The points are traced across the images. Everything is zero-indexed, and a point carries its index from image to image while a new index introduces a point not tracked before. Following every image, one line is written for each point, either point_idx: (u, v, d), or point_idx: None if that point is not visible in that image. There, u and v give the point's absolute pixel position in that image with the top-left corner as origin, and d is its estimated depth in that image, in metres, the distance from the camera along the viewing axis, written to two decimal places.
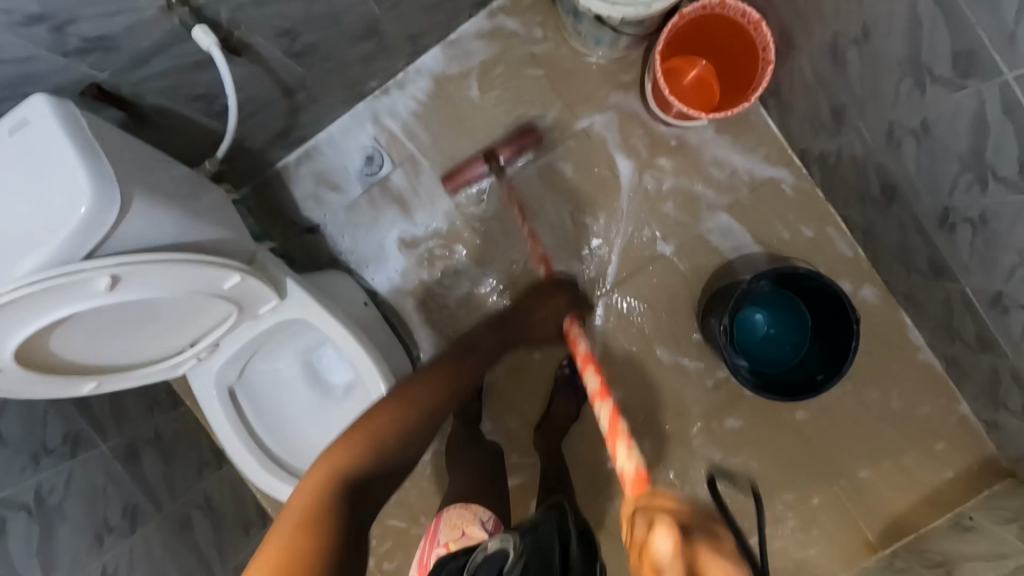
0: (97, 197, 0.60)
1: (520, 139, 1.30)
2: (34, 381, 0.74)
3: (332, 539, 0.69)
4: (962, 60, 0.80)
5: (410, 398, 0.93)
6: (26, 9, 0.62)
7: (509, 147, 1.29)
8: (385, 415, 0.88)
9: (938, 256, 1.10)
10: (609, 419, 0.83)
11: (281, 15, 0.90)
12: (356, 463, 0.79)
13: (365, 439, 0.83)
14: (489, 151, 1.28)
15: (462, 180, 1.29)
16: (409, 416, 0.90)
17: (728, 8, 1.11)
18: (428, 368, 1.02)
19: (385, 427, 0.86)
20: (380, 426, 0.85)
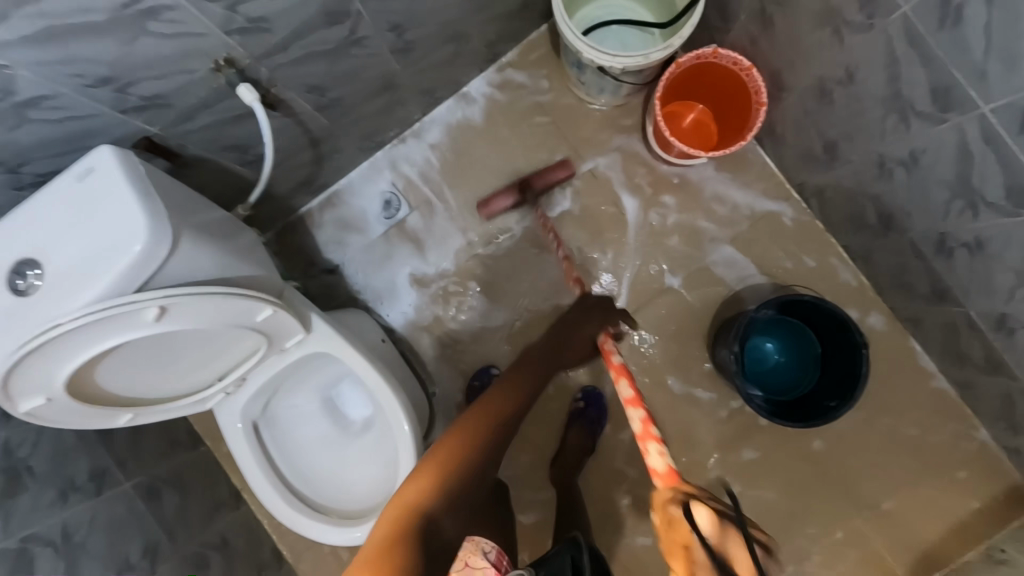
0: (151, 233, 0.66)
1: (556, 171, 1.37)
2: (79, 411, 0.77)
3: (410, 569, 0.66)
4: (940, 96, 0.86)
5: (483, 418, 0.89)
6: (96, 72, 0.69)
7: (544, 176, 1.36)
8: (459, 439, 0.85)
9: (939, 281, 1.13)
10: (639, 423, 0.85)
11: (311, 74, 0.99)
12: (432, 496, 0.76)
13: (440, 468, 0.80)
14: (524, 183, 1.36)
15: (496, 209, 1.36)
16: (482, 436, 0.86)
17: (720, 58, 1.19)
18: (504, 385, 0.99)
19: (461, 453, 0.82)
20: (458, 457, 0.82)
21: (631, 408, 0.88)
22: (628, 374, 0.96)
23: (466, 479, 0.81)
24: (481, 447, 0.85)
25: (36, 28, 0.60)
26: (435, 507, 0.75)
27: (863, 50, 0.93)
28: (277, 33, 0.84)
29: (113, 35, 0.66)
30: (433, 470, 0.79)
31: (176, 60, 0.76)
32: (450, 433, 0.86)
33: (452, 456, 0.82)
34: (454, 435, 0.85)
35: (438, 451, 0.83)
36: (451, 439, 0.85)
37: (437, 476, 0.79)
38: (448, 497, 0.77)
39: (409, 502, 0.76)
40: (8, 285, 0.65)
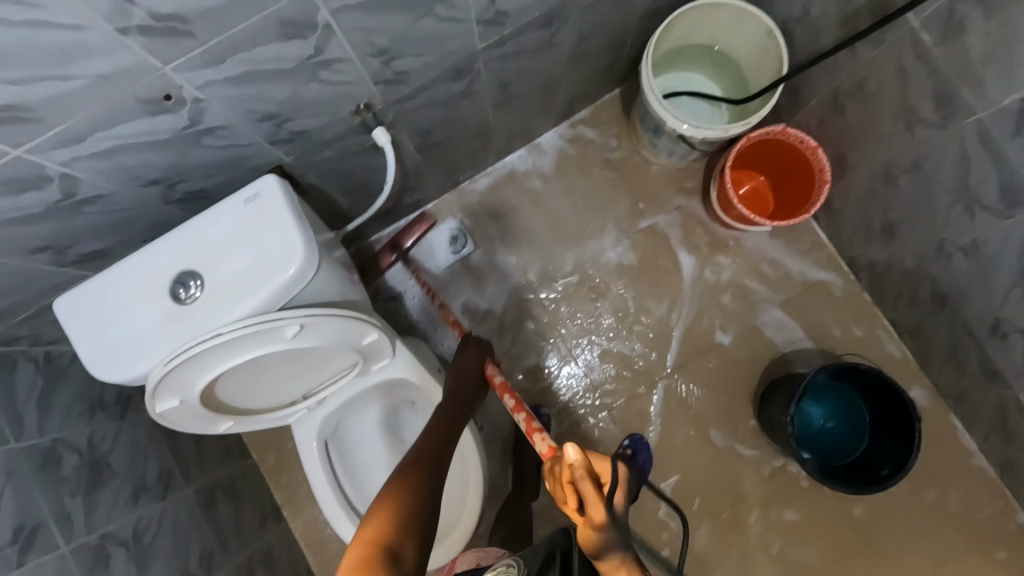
0: (305, 259, 0.72)
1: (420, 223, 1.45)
2: (199, 413, 0.82)
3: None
4: (1009, 193, 0.94)
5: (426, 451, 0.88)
6: (266, 109, 0.77)
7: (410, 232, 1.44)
8: (412, 472, 0.80)
9: (990, 362, 1.18)
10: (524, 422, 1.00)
11: (425, 119, 1.07)
12: (396, 531, 0.70)
13: (400, 495, 0.75)
14: (393, 242, 1.43)
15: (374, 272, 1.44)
16: (427, 468, 0.82)
17: (789, 136, 1.28)
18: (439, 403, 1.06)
19: (420, 476, 0.80)
20: (412, 485, 0.77)
21: (516, 414, 1.04)
22: (510, 391, 1.10)
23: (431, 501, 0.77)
24: (429, 475, 0.81)
25: (239, 71, 0.68)
26: (399, 541, 0.69)
27: (934, 144, 1.02)
28: (413, 83, 0.93)
29: (292, 80, 0.75)
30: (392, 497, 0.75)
31: (329, 102, 0.84)
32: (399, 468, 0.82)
33: (409, 478, 0.79)
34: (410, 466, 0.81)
35: (395, 480, 0.79)
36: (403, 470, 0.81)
37: (396, 503, 0.73)
38: (411, 527, 0.71)
39: (372, 538, 0.68)
40: (171, 292, 0.71)
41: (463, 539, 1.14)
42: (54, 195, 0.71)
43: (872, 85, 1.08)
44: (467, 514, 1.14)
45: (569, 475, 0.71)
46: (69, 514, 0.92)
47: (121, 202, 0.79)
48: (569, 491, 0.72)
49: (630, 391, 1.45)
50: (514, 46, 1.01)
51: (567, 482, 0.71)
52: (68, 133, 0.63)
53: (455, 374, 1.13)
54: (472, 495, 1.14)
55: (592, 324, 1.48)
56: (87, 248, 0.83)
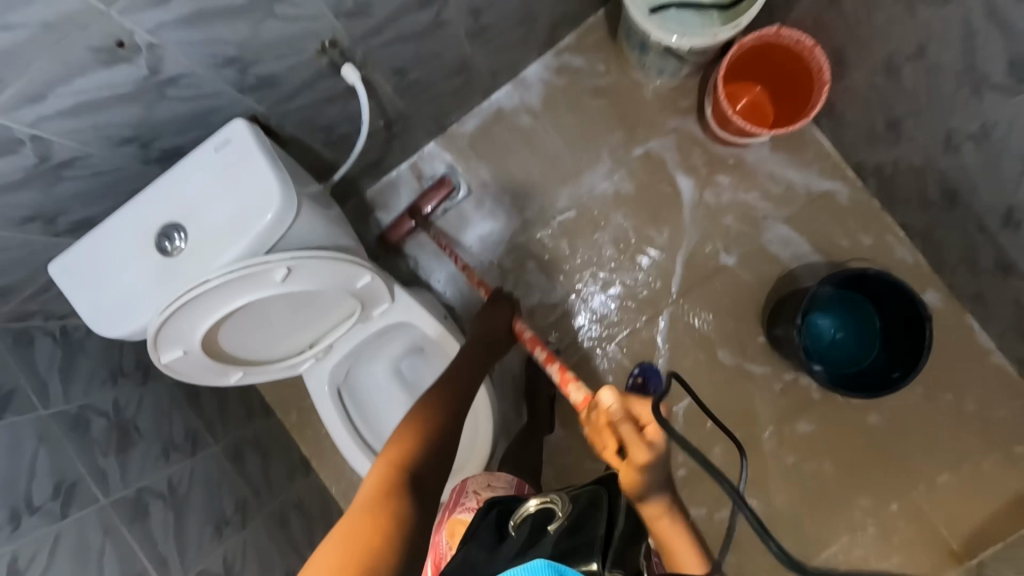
0: (283, 202, 0.72)
1: (438, 189, 1.41)
2: (204, 363, 0.85)
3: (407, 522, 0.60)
4: (1017, 67, 0.88)
5: (450, 393, 0.87)
6: (227, 53, 0.76)
7: (430, 198, 1.40)
8: (428, 410, 0.80)
9: (1004, 255, 1.15)
10: (558, 374, 1.03)
11: (398, 56, 1.04)
12: (418, 459, 0.70)
13: (422, 423, 0.76)
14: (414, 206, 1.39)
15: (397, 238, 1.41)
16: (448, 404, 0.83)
17: (784, 37, 1.20)
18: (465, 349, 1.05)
19: (441, 415, 0.80)
20: (435, 420, 0.79)
21: (550, 365, 1.07)
22: (543, 346, 1.12)
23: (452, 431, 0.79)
24: (450, 410, 0.82)
25: (188, 10, 0.66)
26: (418, 468, 0.69)
27: (937, 24, 0.95)
28: (377, 15, 0.89)
29: (248, 18, 0.73)
30: (417, 428, 0.76)
31: (293, 42, 0.82)
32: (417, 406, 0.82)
33: (431, 418, 0.79)
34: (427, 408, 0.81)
35: (412, 419, 0.78)
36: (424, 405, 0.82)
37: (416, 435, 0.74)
38: (437, 460, 0.72)
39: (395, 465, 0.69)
40: (157, 246, 0.72)
41: (477, 469, 1.19)
42: (31, 160, 0.71)
43: None
44: (481, 446, 1.19)
45: (607, 418, 0.74)
46: (103, 471, 0.97)
47: (99, 165, 0.79)
48: (607, 434, 0.74)
49: (636, 321, 1.45)
50: None
51: (603, 425, 0.74)
52: (28, 91, 0.63)
53: (482, 326, 1.13)
54: (484, 428, 1.19)
55: (593, 257, 1.46)
56: (77, 216, 0.84)
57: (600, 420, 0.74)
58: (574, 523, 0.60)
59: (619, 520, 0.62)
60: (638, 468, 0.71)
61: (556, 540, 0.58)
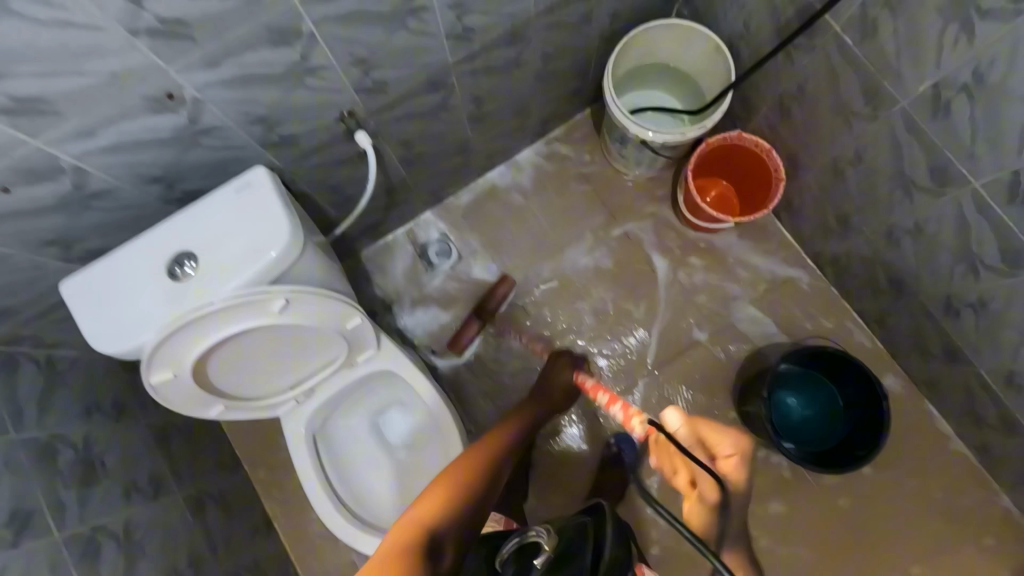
0: (291, 239, 0.79)
1: (500, 288, 1.51)
2: (189, 390, 0.87)
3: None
4: (936, 174, 1.02)
5: (475, 459, 0.95)
6: (258, 112, 0.87)
7: (493, 297, 1.50)
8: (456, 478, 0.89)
9: (950, 342, 1.24)
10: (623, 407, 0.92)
11: (406, 130, 1.17)
12: (440, 520, 0.79)
13: (446, 491, 0.85)
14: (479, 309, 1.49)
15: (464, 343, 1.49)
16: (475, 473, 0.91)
17: (744, 140, 1.38)
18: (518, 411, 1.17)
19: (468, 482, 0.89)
20: (457, 488, 0.87)
21: (610, 407, 0.96)
22: (607, 388, 1.03)
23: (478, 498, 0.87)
24: (479, 480, 0.90)
25: (232, 74, 0.78)
26: (437, 530, 0.77)
27: (869, 136, 1.11)
28: (391, 93, 1.03)
29: (281, 85, 0.85)
30: (443, 493, 0.85)
31: (316, 108, 0.94)
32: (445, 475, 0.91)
33: (456, 486, 0.88)
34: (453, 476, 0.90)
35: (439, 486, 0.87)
36: (450, 475, 0.90)
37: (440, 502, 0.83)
38: (454, 524, 0.80)
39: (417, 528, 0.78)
40: (167, 272, 0.77)
41: None
42: (65, 188, 0.79)
43: (810, 88, 1.18)
44: None
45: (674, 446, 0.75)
46: (61, 505, 0.95)
47: (124, 199, 0.87)
48: (680, 463, 0.73)
49: (613, 390, 1.49)
50: (483, 62, 1.12)
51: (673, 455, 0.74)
52: (80, 127, 0.72)
53: (544, 389, 1.28)
54: None
55: (573, 326, 1.53)
56: (92, 246, 0.90)
57: (668, 446, 0.74)
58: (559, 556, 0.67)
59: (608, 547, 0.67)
60: (710, 506, 0.71)
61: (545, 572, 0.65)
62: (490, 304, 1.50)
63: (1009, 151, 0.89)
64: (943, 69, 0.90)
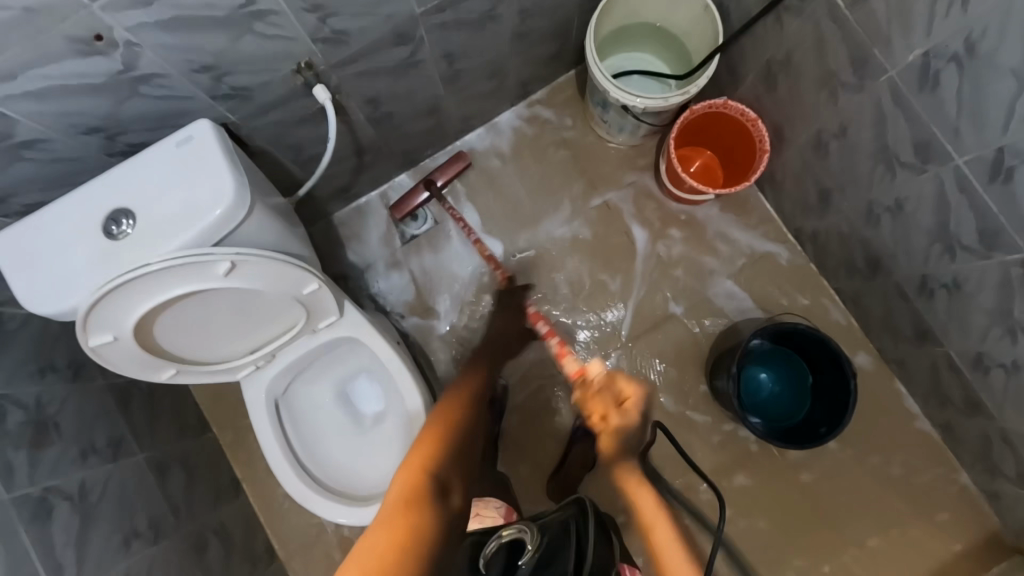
0: (236, 198, 0.75)
1: (453, 163, 1.50)
2: (134, 353, 0.84)
3: (434, 532, 0.75)
4: (920, 150, 0.99)
5: (460, 397, 1.01)
6: (203, 60, 0.81)
7: (443, 171, 1.50)
8: (445, 416, 0.95)
9: (923, 322, 1.23)
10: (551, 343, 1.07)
11: (372, 87, 1.11)
12: (437, 462, 0.85)
13: (441, 431, 0.91)
14: (428, 179, 1.48)
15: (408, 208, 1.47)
16: (460, 411, 0.97)
17: (730, 109, 1.33)
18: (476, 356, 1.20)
19: (455, 418, 0.95)
20: (451, 430, 0.92)
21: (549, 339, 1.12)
22: (545, 319, 1.19)
23: (468, 432, 0.94)
24: (462, 416, 0.96)
25: (168, 15, 0.71)
26: (439, 473, 0.83)
27: (854, 107, 1.07)
28: (353, 45, 0.97)
29: (226, 31, 0.78)
30: (437, 433, 0.90)
31: (268, 59, 0.88)
32: (435, 413, 0.97)
33: (445, 423, 0.93)
34: (440, 415, 0.95)
35: (431, 426, 0.93)
36: (441, 414, 0.96)
37: (435, 444, 0.88)
38: (452, 462, 0.86)
39: (421, 469, 0.83)
40: (103, 230, 0.73)
41: None
42: None
43: (798, 55, 1.12)
44: None
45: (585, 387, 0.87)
46: (10, 465, 0.93)
47: (60, 150, 0.81)
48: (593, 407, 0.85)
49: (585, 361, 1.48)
50: (455, 15, 1.05)
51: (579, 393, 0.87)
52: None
53: (499, 325, 1.28)
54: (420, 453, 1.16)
55: (548, 296, 1.51)
56: (30, 200, 0.86)
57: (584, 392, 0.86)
58: (551, 556, 0.71)
59: (591, 548, 0.76)
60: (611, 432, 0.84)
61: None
62: (440, 178, 1.50)
63: (993, 127, 0.85)
64: (932, 38, 0.86)
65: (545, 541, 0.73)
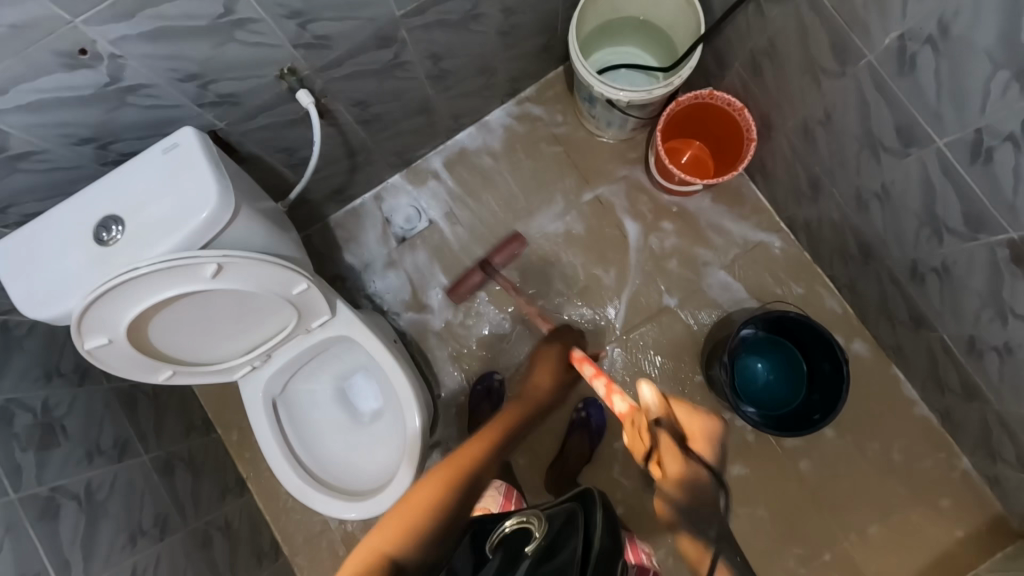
0: (221, 201, 0.77)
1: (507, 245, 1.49)
2: (130, 354, 0.88)
3: None
4: (902, 133, 0.99)
5: (466, 459, 0.79)
6: (188, 69, 0.83)
7: (501, 253, 1.48)
8: (440, 483, 0.74)
9: (916, 307, 1.22)
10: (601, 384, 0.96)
11: (358, 89, 1.13)
12: (405, 546, 0.67)
13: (429, 500, 0.72)
14: (484, 262, 1.47)
15: (465, 291, 1.47)
16: (466, 476, 0.76)
17: (717, 99, 1.33)
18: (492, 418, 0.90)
19: (458, 485, 0.75)
20: (444, 496, 0.73)
21: (596, 379, 0.98)
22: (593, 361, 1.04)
23: (469, 501, 0.75)
24: (468, 481, 0.76)
25: (150, 27, 0.74)
26: (400, 561, 0.66)
27: (837, 93, 1.06)
28: (336, 50, 0.99)
29: (208, 40, 0.81)
30: (425, 500, 0.72)
31: (252, 66, 0.90)
32: (426, 478, 0.76)
33: (444, 485, 0.74)
34: (435, 480, 0.75)
35: (421, 492, 0.74)
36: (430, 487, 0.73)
37: (412, 518, 0.70)
38: (422, 547, 0.68)
39: (378, 553, 0.66)
40: (94, 236, 0.76)
41: None
42: None
43: (780, 43, 1.12)
44: None
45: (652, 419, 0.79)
46: (18, 466, 0.96)
47: (54, 160, 0.84)
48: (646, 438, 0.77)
49: None
50: (436, 16, 1.07)
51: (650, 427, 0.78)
52: None
53: (539, 374, 1.05)
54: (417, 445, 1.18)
55: (543, 292, 1.52)
56: (29, 209, 0.89)
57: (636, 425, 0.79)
58: (552, 543, 0.69)
59: (597, 536, 0.71)
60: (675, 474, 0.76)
61: (536, 565, 0.66)
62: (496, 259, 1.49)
63: (972, 108, 0.85)
64: (907, 20, 0.85)
65: (549, 528, 0.72)
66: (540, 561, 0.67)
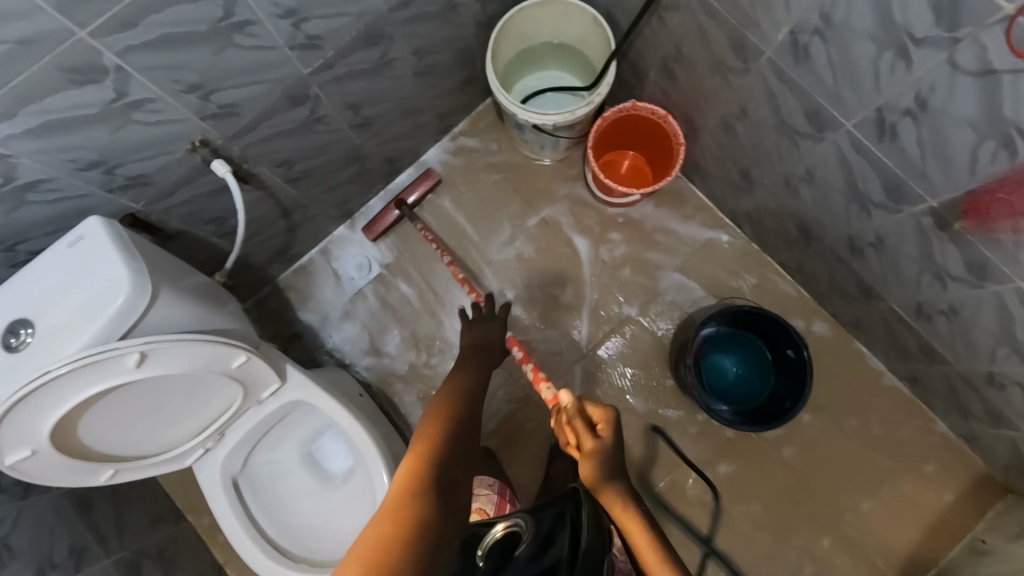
0: (133, 288, 0.74)
1: (421, 183, 1.53)
2: (60, 460, 0.84)
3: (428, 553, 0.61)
4: (812, 119, 1.02)
5: (447, 405, 0.83)
6: (87, 157, 0.81)
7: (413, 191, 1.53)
8: (433, 431, 0.77)
9: (863, 281, 1.24)
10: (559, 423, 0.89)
11: (278, 150, 1.12)
12: (429, 474, 0.69)
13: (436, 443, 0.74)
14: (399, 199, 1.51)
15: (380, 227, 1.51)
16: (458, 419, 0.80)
17: (640, 110, 1.36)
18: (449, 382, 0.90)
19: (454, 427, 0.78)
20: (445, 435, 0.76)
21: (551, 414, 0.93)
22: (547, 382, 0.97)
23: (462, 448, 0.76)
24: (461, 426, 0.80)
25: (38, 122, 0.73)
26: (429, 490, 0.67)
27: (746, 89, 1.10)
28: (246, 115, 0.98)
29: (103, 124, 0.79)
30: (429, 448, 0.73)
31: (158, 143, 0.88)
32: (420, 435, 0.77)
33: (439, 427, 0.77)
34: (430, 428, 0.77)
35: (417, 447, 0.74)
36: (430, 432, 0.76)
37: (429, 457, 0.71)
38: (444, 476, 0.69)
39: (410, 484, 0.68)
40: (3, 343, 0.73)
41: None
42: None
43: (687, 49, 1.16)
44: None
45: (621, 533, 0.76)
46: None
47: None
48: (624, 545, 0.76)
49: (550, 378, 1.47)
50: (346, 67, 1.07)
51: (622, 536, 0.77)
52: None
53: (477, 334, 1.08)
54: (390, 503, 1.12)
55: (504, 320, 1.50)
56: None
57: (560, 418, 0.81)
58: (545, 541, 0.69)
59: (585, 535, 0.70)
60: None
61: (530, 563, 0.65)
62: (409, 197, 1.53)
63: (867, 88, 0.88)
64: (793, 16, 0.89)
65: (541, 530, 0.70)
66: (536, 561, 0.65)
